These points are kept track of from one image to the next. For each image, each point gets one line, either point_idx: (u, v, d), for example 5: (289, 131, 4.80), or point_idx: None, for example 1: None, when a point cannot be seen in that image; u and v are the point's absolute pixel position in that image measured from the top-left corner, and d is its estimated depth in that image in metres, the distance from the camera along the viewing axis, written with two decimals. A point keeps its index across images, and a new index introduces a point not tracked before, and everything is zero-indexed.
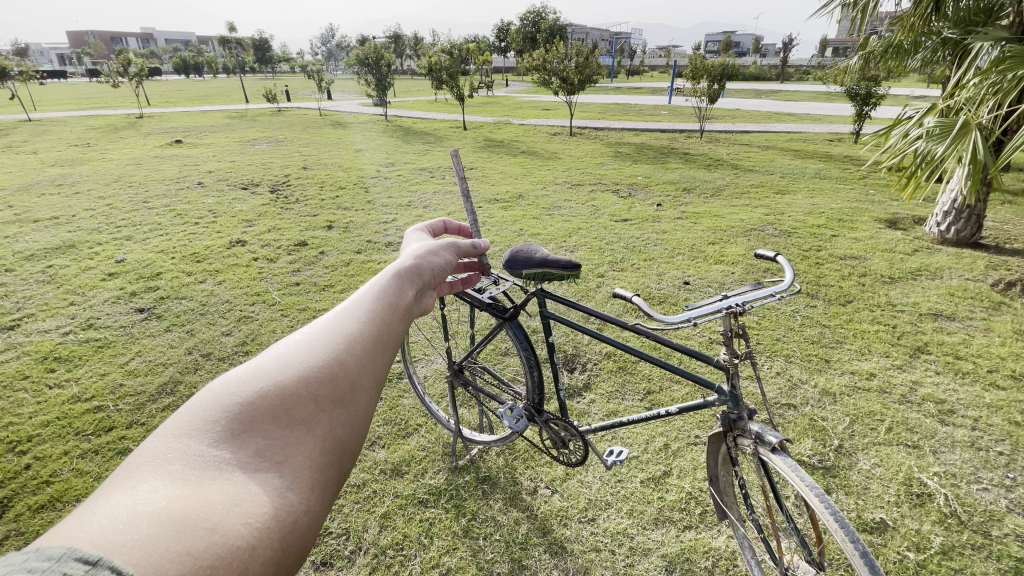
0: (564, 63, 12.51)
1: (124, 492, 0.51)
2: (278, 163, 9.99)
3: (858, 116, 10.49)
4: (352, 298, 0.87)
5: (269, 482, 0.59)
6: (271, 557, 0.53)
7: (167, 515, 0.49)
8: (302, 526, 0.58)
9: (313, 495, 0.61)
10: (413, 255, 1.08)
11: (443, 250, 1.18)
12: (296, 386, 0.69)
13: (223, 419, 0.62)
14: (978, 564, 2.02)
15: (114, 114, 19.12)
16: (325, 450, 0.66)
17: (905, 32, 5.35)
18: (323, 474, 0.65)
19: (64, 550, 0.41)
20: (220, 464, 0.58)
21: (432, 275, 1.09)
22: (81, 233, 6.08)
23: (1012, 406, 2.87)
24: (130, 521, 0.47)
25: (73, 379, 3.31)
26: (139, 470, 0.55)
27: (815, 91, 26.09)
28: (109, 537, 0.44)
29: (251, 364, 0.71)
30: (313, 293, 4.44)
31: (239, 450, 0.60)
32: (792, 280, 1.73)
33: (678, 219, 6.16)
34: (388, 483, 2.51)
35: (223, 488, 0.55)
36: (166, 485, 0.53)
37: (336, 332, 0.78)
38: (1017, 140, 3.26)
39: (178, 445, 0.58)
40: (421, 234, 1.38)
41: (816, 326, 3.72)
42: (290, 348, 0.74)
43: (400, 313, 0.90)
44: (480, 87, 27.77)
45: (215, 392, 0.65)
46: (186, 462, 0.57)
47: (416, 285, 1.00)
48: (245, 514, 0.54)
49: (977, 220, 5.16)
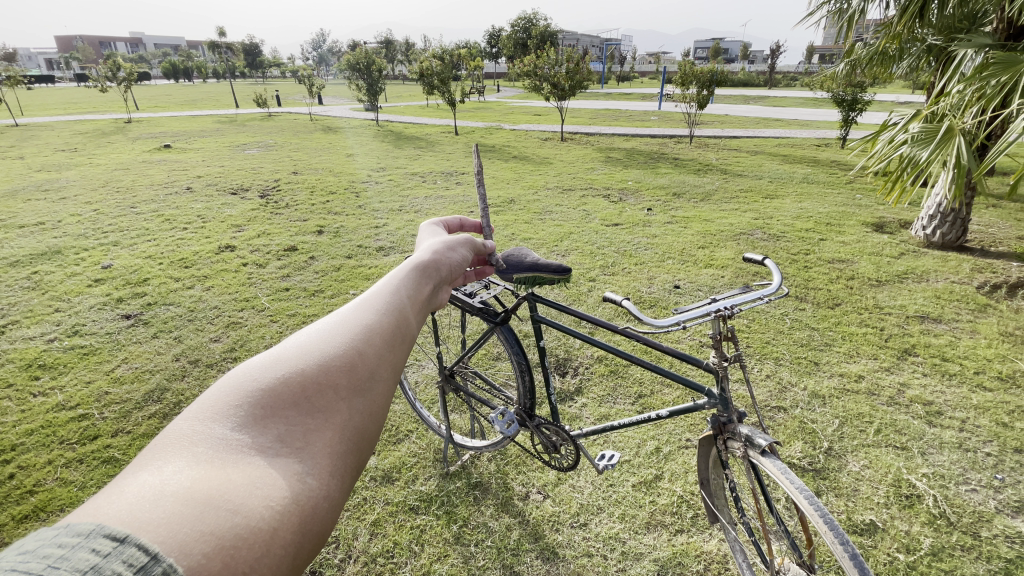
0: (555, 69, 12.56)
1: (149, 471, 0.50)
2: (268, 168, 9.94)
3: (845, 121, 10.62)
4: (372, 291, 0.86)
5: (290, 466, 0.57)
6: (291, 542, 0.51)
7: (191, 495, 0.48)
8: (321, 512, 0.56)
9: (334, 481, 0.60)
10: (430, 250, 1.07)
11: (458, 248, 1.17)
12: (317, 374, 0.67)
13: (246, 404, 0.61)
14: (968, 565, 2.03)
15: (102, 118, 18.96)
16: (343, 437, 0.64)
17: (890, 39, 5.44)
18: (343, 461, 0.63)
19: (93, 525, 0.40)
20: (243, 448, 0.56)
21: (448, 271, 1.08)
22: (67, 238, 6.00)
23: (999, 408, 2.90)
24: (155, 499, 0.46)
25: (58, 387, 3.25)
26: (164, 450, 0.53)
27: (802, 97, 26.35)
28: (135, 514, 0.43)
29: (272, 351, 0.69)
30: (302, 298, 4.41)
31: (260, 435, 0.59)
32: (780, 284, 1.73)
33: (668, 224, 6.20)
34: (379, 490, 2.48)
35: (246, 471, 0.54)
36: (190, 466, 0.52)
37: (356, 322, 0.77)
38: (1001, 145, 3.31)
39: (202, 427, 0.57)
40: (435, 229, 1.37)
41: (805, 328, 3.75)
42: (311, 337, 0.73)
43: (418, 306, 0.88)
44: (470, 92, 27.90)
45: (237, 378, 0.63)
46: (210, 445, 0.55)
47: (434, 281, 0.99)
48: (268, 496, 0.52)
49: (962, 223, 5.24)
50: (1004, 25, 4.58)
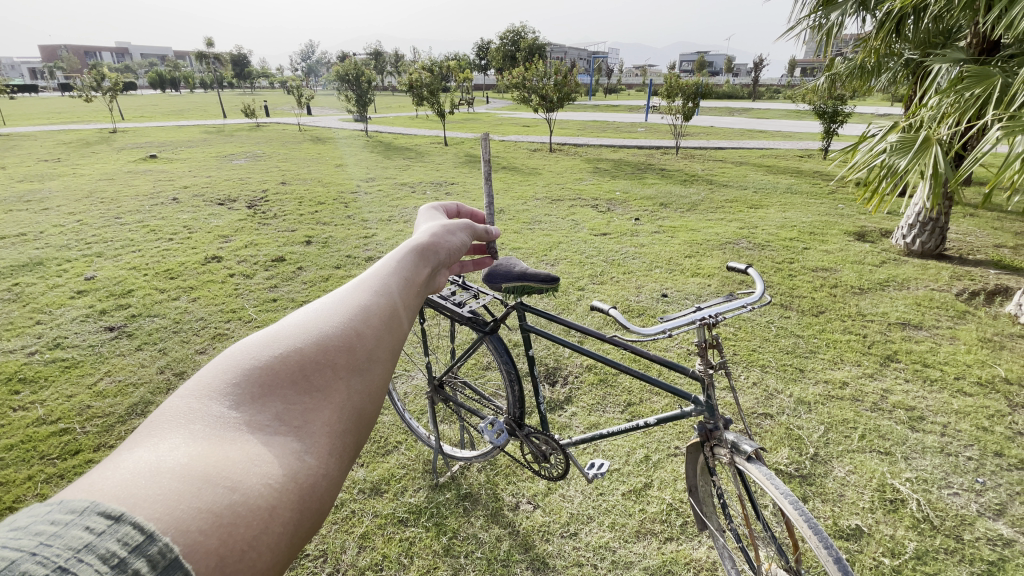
0: (543, 81, 12.69)
1: (146, 448, 0.50)
2: (256, 178, 9.88)
3: (827, 132, 10.85)
4: (371, 272, 0.86)
5: (288, 446, 0.57)
6: (290, 521, 0.52)
7: (188, 471, 0.48)
8: (320, 490, 0.56)
9: (333, 461, 0.60)
10: (428, 234, 1.07)
11: (457, 233, 1.17)
12: (314, 353, 0.67)
13: (243, 383, 0.61)
14: (952, 568, 2.06)
15: (87, 128, 18.72)
16: (342, 416, 0.65)
17: (869, 53, 5.61)
18: (342, 440, 0.63)
19: (87, 502, 0.40)
20: (240, 426, 0.56)
21: (447, 255, 1.08)
22: (48, 250, 5.91)
23: (979, 412, 2.96)
24: (153, 476, 0.46)
25: (38, 401, 3.19)
26: (161, 428, 0.53)
27: (783, 108, 27.11)
28: (131, 491, 0.44)
29: (269, 330, 0.69)
30: (290, 308, 4.39)
31: (259, 413, 0.59)
32: (764, 292, 1.75)
33: (655, 233, 6.28)
34: (367, 502, 2.46)
35: (243, 449, 0.54)
36: (187, 443, 0.52)
37: (354, 302, 0.77)
38: (976, 154, 3.39)
39: (200, 405, 0.57)
40: (434, 213, 1.37)
41: (790, 336, 3.81)
42: (309, 317, 0.73)
43: (416, 288, 0.89)
44: (460, 103, 28.24)
45: (234, 356, 0.64)
46: (207, 423, 0.55)
47: (432, 263, 0.99)
48: (267, 474, 0.52)
49: (941, 232, 5.35)
50: (979, 40, 4.73)
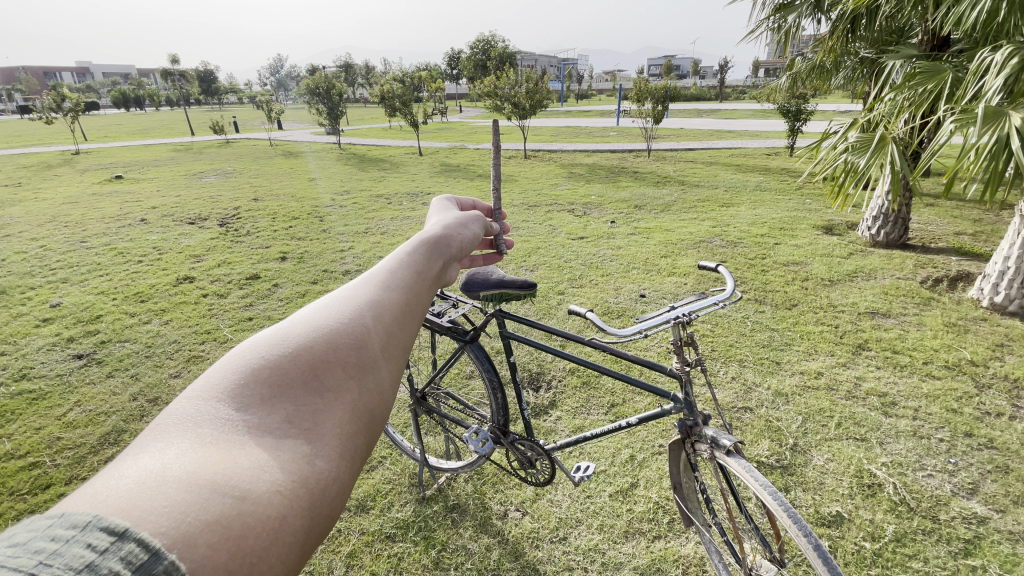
0: (515, 89, 12.78)
1: (152, 454, 0.50)
2: (227, 195, 9.70)
3: (792, 130, 11.16)
4: (382, 268, 0.85)
5: (299, 449, 0.56)
6: (301, 529, 0.51)
7: (196, 480, 0.47)
8: (330, 494, 0.55)
9: (344, 463, 0.59)
10: (442, 226, 1.05)
11: (470, 226, 1.14)
12: (324, 351, 0.67)
13: (252, 383, 0.61)
14: (930, 549, 2.12)
15: (47, 151, 18.15)
16: (353, 417, 0.64)
17: (827, 52, 5.81)
18: (352, 442, 0.62)
19: (89, 517, 0.39)
20: (249, 429, 0.56)
21: (460, 247, 1.06)
22: (11, 278, 5.70)
23: (948, 395, 3.07)
24: (158, 486, 0.45)
25: (4, 435, 3.06)
26: (167, 433, 0.53)
27: (751, 108, 27.70)
28: (136, 504, 0.43)
29: (280, 328, 0.69)
30: (265, 326, 4.33)
31: (269, 415, 0.58)
32: (735, 289, 1.78)
33: (631, 235, 6.37)
34: (353, 520, 2.42)
35: (253, 455, 0.53)
36: (194, 449, 0.51)
37: (363, 297, 0.76)
38: (932, 147, 3.48)
39: (207, 406, 0.57)
40: (447, 204, 1.35)
41: (765, 329, 3.89)
42: (317, 314, 0.72)
43: (426, 283, 0.87)
44: (434, 113, 28.36)
45: (244, 354, 0.63)
46: (215, 427, 0.55)
47: (444, 256, 0.98)
48: (275, 480, 0.51)
49: (903, 222, 5.54)
50: (929, 38, 4.93)
